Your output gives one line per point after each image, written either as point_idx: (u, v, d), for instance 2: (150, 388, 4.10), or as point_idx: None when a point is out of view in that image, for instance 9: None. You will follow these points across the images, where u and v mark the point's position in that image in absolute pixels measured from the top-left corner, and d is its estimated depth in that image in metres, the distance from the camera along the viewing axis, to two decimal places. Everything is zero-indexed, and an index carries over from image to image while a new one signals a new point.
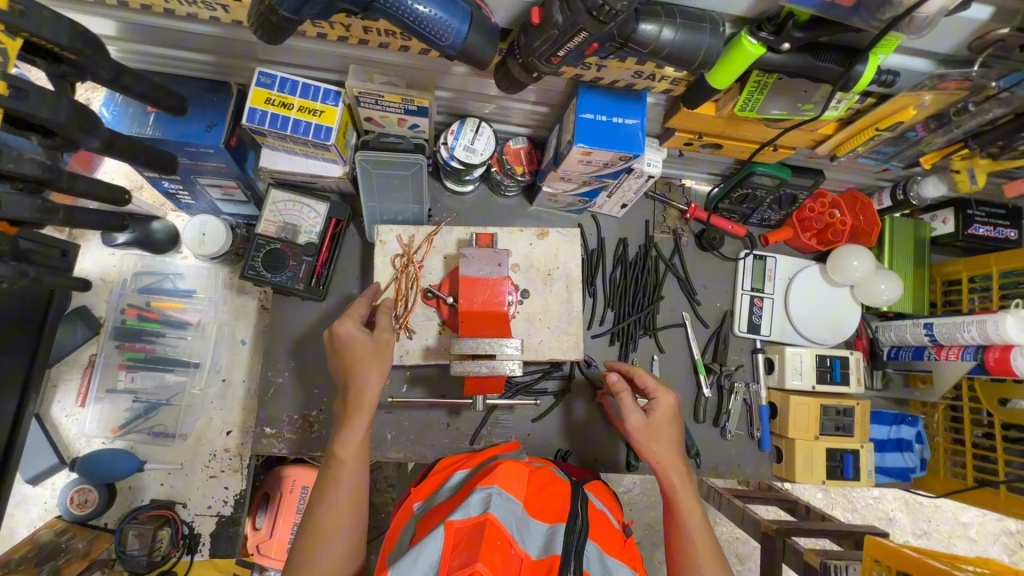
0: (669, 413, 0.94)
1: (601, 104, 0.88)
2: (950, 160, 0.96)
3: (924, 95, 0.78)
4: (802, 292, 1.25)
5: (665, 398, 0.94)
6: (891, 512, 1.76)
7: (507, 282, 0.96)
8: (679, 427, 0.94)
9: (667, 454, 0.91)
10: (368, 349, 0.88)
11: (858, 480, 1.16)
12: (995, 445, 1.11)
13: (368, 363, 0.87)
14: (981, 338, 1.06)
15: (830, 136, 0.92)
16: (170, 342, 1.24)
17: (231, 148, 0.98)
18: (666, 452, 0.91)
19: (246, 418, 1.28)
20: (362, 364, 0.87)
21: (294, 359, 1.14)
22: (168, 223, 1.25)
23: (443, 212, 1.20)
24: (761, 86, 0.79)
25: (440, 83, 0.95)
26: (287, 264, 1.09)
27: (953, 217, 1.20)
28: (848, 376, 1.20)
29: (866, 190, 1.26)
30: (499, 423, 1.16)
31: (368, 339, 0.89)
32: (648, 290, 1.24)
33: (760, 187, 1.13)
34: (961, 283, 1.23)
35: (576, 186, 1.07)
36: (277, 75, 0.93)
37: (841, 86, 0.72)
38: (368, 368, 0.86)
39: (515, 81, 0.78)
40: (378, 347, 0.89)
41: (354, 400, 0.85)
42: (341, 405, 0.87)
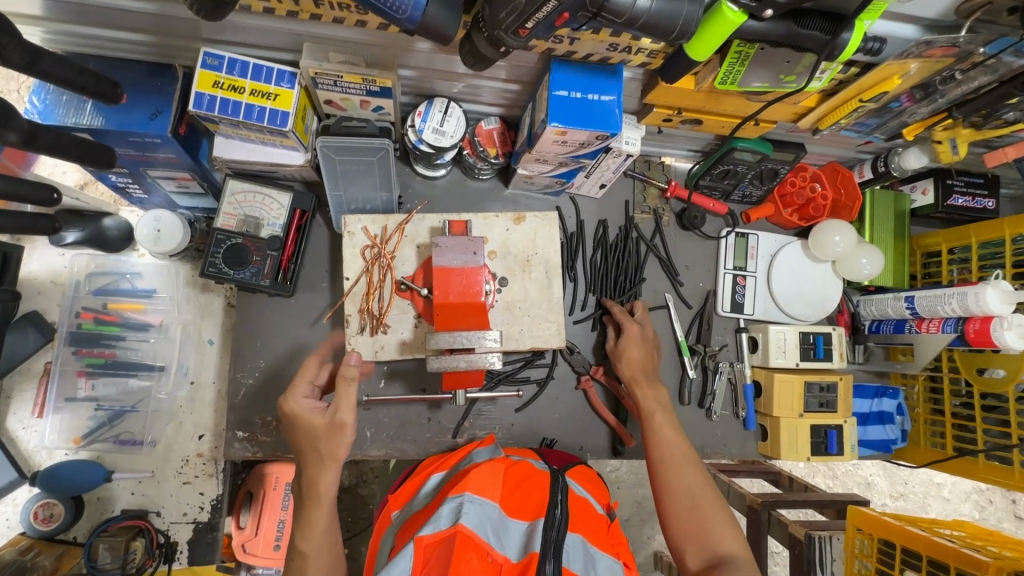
0: (635, 337, 1.08)
1: (574, 80, 0.83)
2: (932, 131, 0.94)
3: (910, 64, 0.75)
4: (785, 268, 1.23)
5: (631, 328, 1.08)
6: (869, 477, 1.80)
7: (483, 272, 0.91)
8: (648, 351, 1.08)
9: (632, 371, 1.05)
10: (319, 426, 0.84)
11: (841, 455, 1.16)
12: (973, 414, 1.12)
13: (322, 444, 0.83)
14: (962, 311, 1.06)
15: (813, 109, 0.89)
16: (131, 346, 1.16)
17: (180, 137, 0.91)
18: (634, 367, 1.05)
19: (219, 420, 1.24)
20: (313, 447, 0.84)
21: (263, 359, 1.09)
22: (120, 219, 1.18)
23: (415, 198, 1.14)
24: (742, 56, 0.75)
25: (403, 61, 0.89)
26: (250, 260, 1.02)
27: (933, 187, 1.19)
28: (831, 351, 1.19)
29: (847, 162, 1.23)
30: (482, 415, 1.13)
31: (320, 415, 0.85)
32: (629, 272, 1.21)
33: (741, 163, 1.10)
34: (941, 255, 1.23)
35: (553, 167, 1.03)
36: (224, 56, 0.85)
37: (826, 55, 0.69)
38: (321, 456, 0.83)
39: (481, 56, 0.72)
40: (331, 428, 0.83)
41: (309, 489, 0.83)
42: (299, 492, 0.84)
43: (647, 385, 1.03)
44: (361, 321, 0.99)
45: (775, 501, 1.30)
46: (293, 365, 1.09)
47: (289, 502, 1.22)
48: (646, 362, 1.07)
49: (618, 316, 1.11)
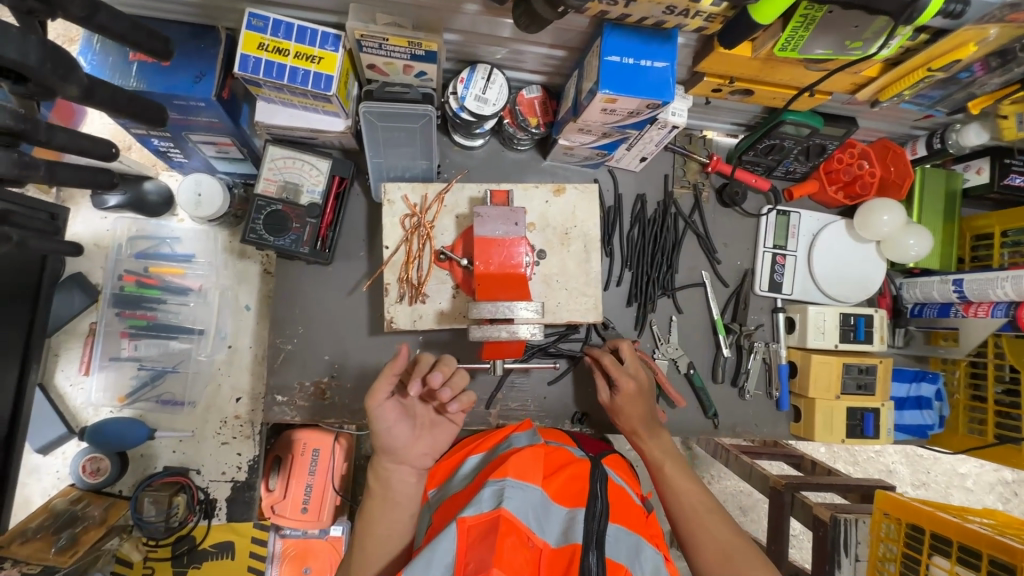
0: (634, 394, 0.98)
1: (626, 46, 0.80)
2: (998, 105, 0.90)
3: (989, 29, 0.71)
4: (827, 248, 1.20)
5: (625, 385, 0.98)
6: (892, 464, 1.79)
7: (524, 243, 0.92)
8: (648, 401, 1.00)
9: (632, 422, 1.00)
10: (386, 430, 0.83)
11: (878, 439, 1.15)
12: (1018, 402, 1.09)
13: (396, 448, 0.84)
14: (1015, 296, 1.02)
15: (874, 79, 0.85)
16: (172, 310, 1.20)
17: (223, 101, 0.91)
18: (634, 421, 0.99)
19: (256, 384, 1.26)
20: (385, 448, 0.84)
21: (301, 325, 1.10)
22: (160, 184, 1.19)
23: (452, 168, 1.13)
24: (808, 20, 0.71)
25: (449, 24, 0.87)
26: (290, 227, 1.03)
27: (989, 166, 1.14)
28: (871, 334, 1.17)
29: (899, 139, 1.19)
30: (514, 387, 1.14)
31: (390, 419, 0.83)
32: (667, 249, 1.19)
33: (786, 138, 1.06)
34: (993, 238, 1.18)
35: (596, 138, 1.00)
36: (269, 17, 0.84)
37: (903, 20, 0.65)
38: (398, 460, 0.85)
39: (536, 18, 0.70)
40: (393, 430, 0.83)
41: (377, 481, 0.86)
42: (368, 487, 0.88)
43: (649, 436, 0.98)
44: (400, 290, 0.99)
45: (798, 483, 1.30)
46: (330, 332, 1.10)
47: (317, 467, 1.23)
48: (649, 409, 1.00)
49: (607, 368, 1.00)
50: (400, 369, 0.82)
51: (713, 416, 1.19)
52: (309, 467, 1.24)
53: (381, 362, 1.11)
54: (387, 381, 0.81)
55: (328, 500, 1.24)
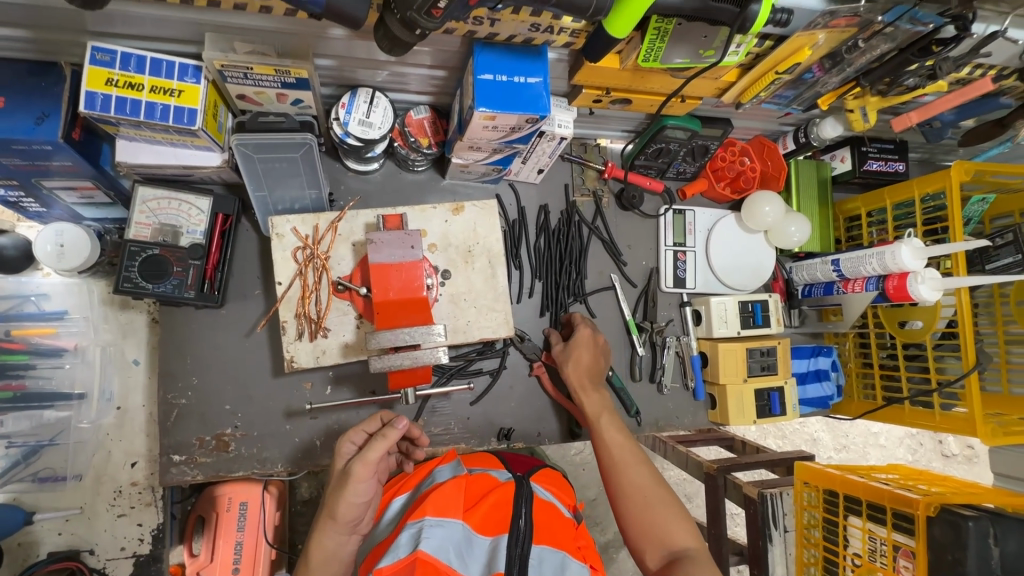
0: (587, 343, 1.09)
1: (498, 63, 0.81)
2: (844, 100, 0.99)
3: (817, 34, 0.78)
4: (720, 242, 1.27)
5: (581, 331, 1.09)
6: (815, 433, 1.91)
7: (423, 265, 0.89)
8: (596, 356, 1.09)
9: (579, 375, 1.06)
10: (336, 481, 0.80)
11: (784, 415, 1.22)
12: (898, 364, 1.20)
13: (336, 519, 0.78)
14: (881, 270, 1.13)
15: (733, 83, 0.91)
16: (42, 375, 1.03)
17: (75, 142, 0.83)
18: (582, 373, 1.07)
19: (153, 445, 1.17)
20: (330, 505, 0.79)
21: (196, 376, 1.02)
22: (17, 237, 1.06)
23: (347, 195, 1.10)
24: (661, 32, 0.75)
25: (319, 50, 0.84)
26: (171, 271, 0.95)
27: (850, 154, 1.26)
28: (769, 317, 1.25)
29: (772, 135, 1.28)
30: (436, 411, 1.12)
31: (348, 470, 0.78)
32: (574, 256, 1.21)
33: (673, 141, 1.12)
34: (861, 218, 1.30)
35: (488, 155, 1.01)
36: (116, 50, 0.77)
37: (739, 28, 0.69)
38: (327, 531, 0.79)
39: (398, 40, 0.69)
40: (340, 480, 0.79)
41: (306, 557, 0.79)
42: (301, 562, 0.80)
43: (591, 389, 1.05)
44: (299, 327, 0.95)
45: (729, 466, 1.33)
46: (230, 379, 1.03)
47: (246, 522, 1.14)
48: (594, 366, 1.08)
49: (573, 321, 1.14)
50: (393, 438, 0.79)
51: (635, 414, 1.22)
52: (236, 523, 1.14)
53: (291, 405, 1.05)
54: (375, 450, 0.77)
55: (262, 554, 1.16)
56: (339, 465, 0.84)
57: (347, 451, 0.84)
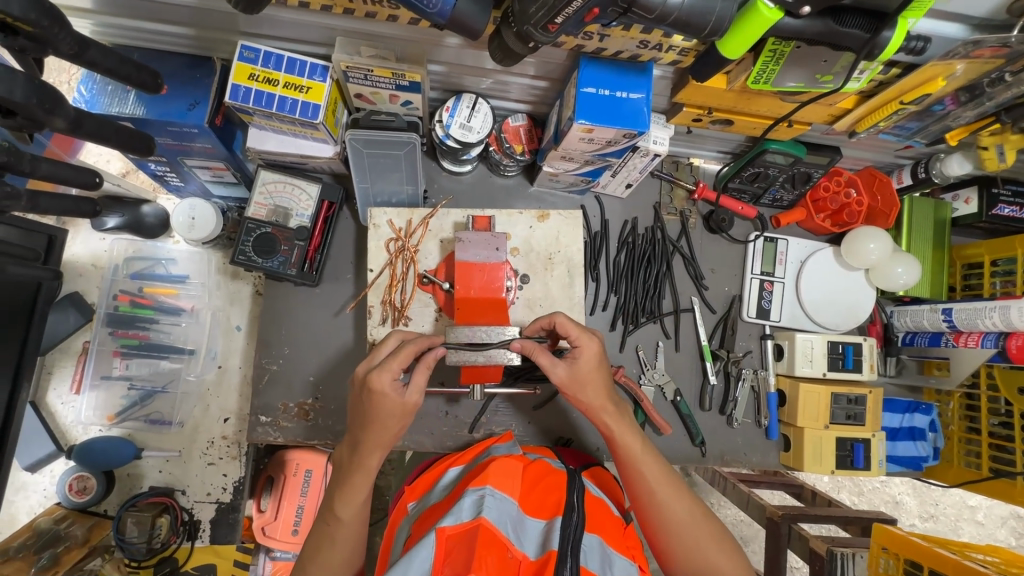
0: (596, 360, 0.83)
1: (603, 78, 0.83)
2: (977, 136, 0.91)
3: (956, 65, 0.71)
4: (813, 274, 1.20)
5: (587, 343, 0.83)
6: (898, 495, 1.73)
7: (505, 268, 0.92)
8: (608, 366, 0.85)
9: (599, 396, 0.83)
10: (389, 409, 0.79)
11: (868, 470, 1.13)
12: (1012, 435, 1.07)
13: (374, 445, 0.80)
14: (1004, 326, 1.01)
15: (850, 111, 0.86)
16: (164, 329, 1.22)
17: (216, 128, 0.94)
18: (599, 397, 0.83)
19: (243, 405, 1.27)
20: (379, 425, 0.79)
21: (287, 346, 1.11)
22: (158, 207, 1.22)
23: (440, 194, 1.16)
24: (777, 55, 0.72)
25: (433, 56, 0.90)
26: (279, 249, 1.04)
27: (977, 196, 1.14)
28: (861, 363, 1.15)
29: (885, 168, 1.19)
30: (499, 412, 1.14)
31: (398, 400, 0.79)
32: (656, 274, 1.20)
33: (773, 166, 1.07)
34: (983, 267, 1.17)
35: (579, 166, 1.02)
36: (260, 49, 0.87)
37: (865, 55, 0.65)
38: (371, 452, 0.80)
39: (510, 52, 0.72)
40: (402, 410, 0.79)
41: (349, 468, 0.82)
42: (337, 474, 0.84)
43: (614, 417, 0.84)
44: (384, 313, 1.00)
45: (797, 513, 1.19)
46: (317, 353, 1.11)
47: (309, 488, 1.24)
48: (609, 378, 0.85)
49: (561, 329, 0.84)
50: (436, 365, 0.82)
51: (701, 444, 1.17)
52: (300, 488, 1.25)
53: None
54: (424, 376, 0.80)
55: None
56: (389, 402, 0.78)
57: (386, 386, 0.78)
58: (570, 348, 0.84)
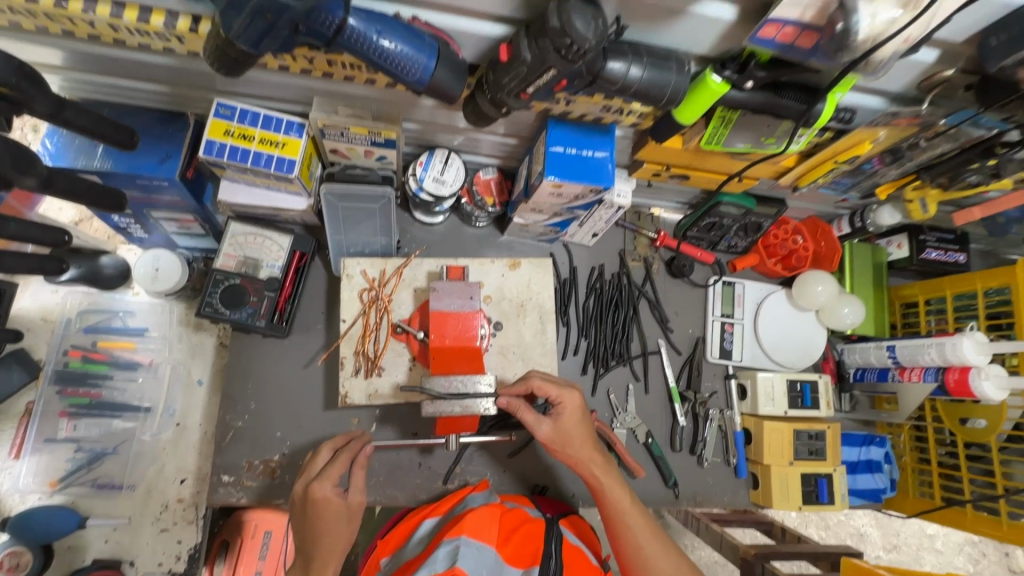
0: (579, 413, 0.86)
1: (570, 137, 0.88)
2: (904, 191, 1.01)
3: (879, 131, 0.80)
4: (768, 316, 1.27)
5: (569, 397, 0.86)
6: (863, 528, 1.77)
7: (479, 316, 0.93)
8: (589, 418, 0.88)
9: (584, 449, 0.86)
10: (341, 514, 0.82)
11: (833, 505, 1.17)
12: (959, 463, 1.14)
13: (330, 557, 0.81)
14: (941, 361, 1.09)
15: (792, 168, 0.94)
16: (118, 386, 1.15)
17: (187, 181, 0.93)
18: (584, 451, 0.86)
19: (203, 463, 1.20)
20: (329, 536, 0.80)
21: (254, 400, 1.08)
22: (118, 258, 1.18)
23: (412, 244, 1.18)
24: (726, 120, 0.80)
25: (408, 115, 0.94)
26: (247, 300, 1.03)
27: (908, 242, 1.25)
28: (818, 400, 1.21)
29: (827, 217, 1.30)
30: (473, 460, 1.12)
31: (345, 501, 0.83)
32: (623, 318, 1.24)
33: (727, 216, 1.15)
34: (918, 305, 1.27)
35: (548, 217, 1.07)
36: (236, 106, 0.89)
37: (803, 123, 0.74)
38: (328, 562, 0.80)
39: (483, 115, 0.77)
40: (348, 511, 0.83)
41: None
42: None
43: (601, 470, 0.86)
44: (357, 364, 0.99)
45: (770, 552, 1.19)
46: (285, 407, 1.08)
47: (267, 551, 1.20)
48: (592, 430, 0.88)
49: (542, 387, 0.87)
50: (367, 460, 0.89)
51: (673, 486, 1.19)
52: (258, 551, 1.21)
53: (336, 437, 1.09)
54: (361, 475, 0.87)
55: None
56: (334, 507, 0.82)
57: (330, 493, 0.82)
58: (553, 404, 0.87)
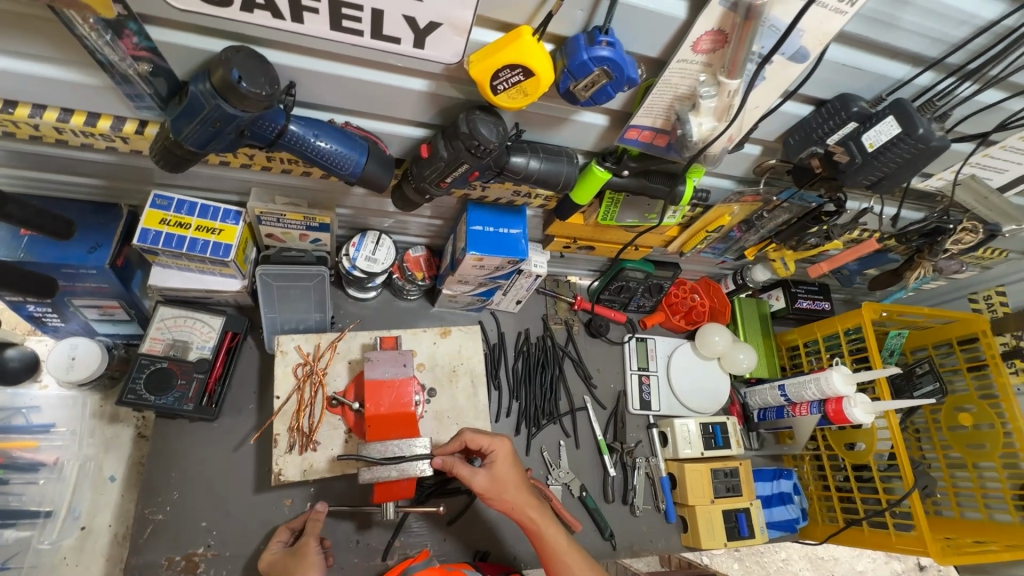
0: (510, 461, 0.93)
1: (487, 217, 1.01)
2: (767, 252, 1.23)
3: (734, 206, 1.01)
4: (679, 366, 1.41)
5: (500, 446, 0.93)
6: (800, 572, 1.81)
7: (413, 382, 0.97)
8: (521, 465, 0.94)
9: (518, 496, 0.90)
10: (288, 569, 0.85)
11: (753, 538, 1.26)
12: (851, 486, 1.29)
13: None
14: (821, 394, 1.26)
15: (677, 236, 1.13)
16: (14, 491, 1.04)
17: (117, 269, 0.95)
18: (519, 497, 0.90)
19: (112, 571, 1.09)
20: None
21: (177, 490, 1.03)
22: (26, 350, 1.13)
23: (347, 319, 1.23)
24: (614, 201, 0.97)
25: (341, 202, 1.04)
26: (175, 384, 1.02)
27: (783, 294, 1.47)
28: (728, 439, 1.34)
29: (715, 277, 1.51)
30: (413, 532, 1.11)
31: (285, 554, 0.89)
32: (550, 377, 1.33)
33: (632, 280, 1.32)
34: (799, 348, 1.48)
35: (474, 287, 1.18)
36: (174, 197, 0.94)
37: (670, 201, 0.91)
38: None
39: (409, 201, 0.88)
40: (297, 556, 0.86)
41: None
42: None
43: (538, 513, 0.90)
44: (290, 440, 0.99)
45: None
46: (213, 495, 1.04)
47: None
48: (525, 476, 0.94)
49: (475, 439, 0.93)
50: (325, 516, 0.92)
51: (610, 537, 1.23)
52: None
53: (267, 522, 1.05)
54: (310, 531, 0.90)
55: None
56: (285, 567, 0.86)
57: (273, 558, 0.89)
58: (486, 455, 0.93)
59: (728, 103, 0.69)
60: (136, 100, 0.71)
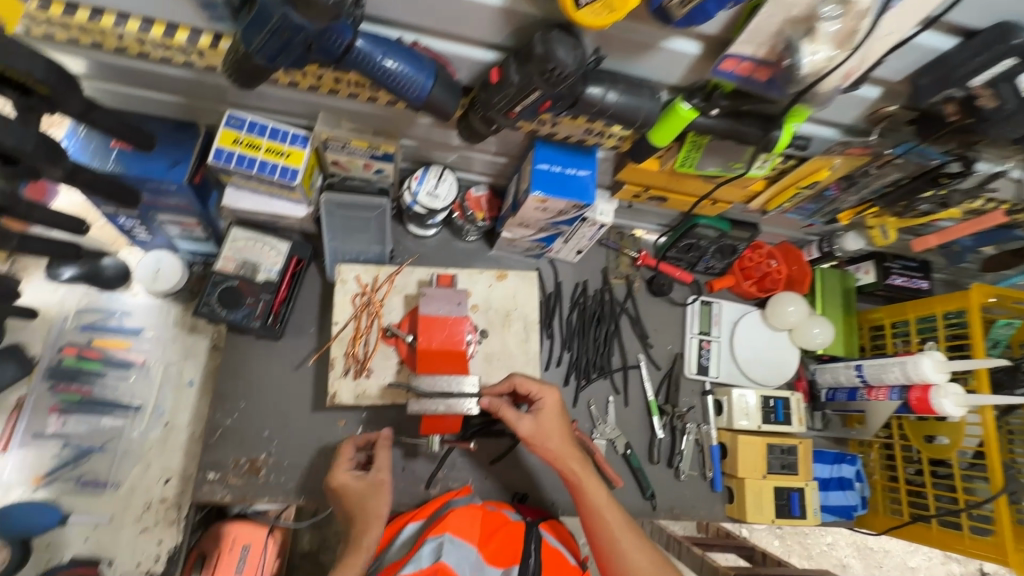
0: (557, 411, 0.92)
1: (555, 156, 0.96)
2: (864, 218, 1.10)
3: (834, 159, 0.87)
4: (743, 334, 1.33)
5: (548, 396, 0.92)
6: (845, 558, 1.74)
7: (466, 322, 0.96)
8: (567, 417, 0.93)
9: (562, 446, 0.89)
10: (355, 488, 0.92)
11: (805, 518, 1.21)
12: (925, 481, 1.19)
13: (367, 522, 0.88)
14: (904, 379, 1.15)
15: (761, 192, 1.02)
16: (109, 384, 1.19)
17: (195, 186, 0.99)
18: (562, 447, 0.90)
19: (188, 464, 1.21)
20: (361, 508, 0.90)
21: (244, 399, 1.10)
22: (120, 260, 1.22)
23: (405, 254, 1.23)
24: (696, 145, 0.88)
25: (405, 132, 1.01)
26: (244, 301, 1.07)
27: (875, 268, 1.32)
28: (790, 415, 1.26)
29: (798, 243, 1.38)
30: (456, 466, 1.14)
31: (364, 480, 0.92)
32: (604, 331, 1.29)
33: (703, 237, 1.23)
34: (885, 329, 1.34)
35: (535, 232, 1.14)
36: (246, 118, 0.95)
37: (762, 147, 0.81)
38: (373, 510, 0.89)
39: (475, 132, 0.84)
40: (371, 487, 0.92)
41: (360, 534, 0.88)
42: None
43: (580, 466, 0.89)
44: (346, 364, 1.03)
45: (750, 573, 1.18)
46: (275, 408, 1.11)
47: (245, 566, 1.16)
48: (570, 429, 0.93)
49: (524, 386, 0.92)
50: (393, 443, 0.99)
51: (650, 497, 1.21)
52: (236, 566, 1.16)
53: (322, 439, 1.11)
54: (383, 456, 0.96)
55: None
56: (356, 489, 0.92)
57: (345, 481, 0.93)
58: (534, 403, 0.92)
59: (853, 27, 0.60)
60: (208, 9, 0.71)
